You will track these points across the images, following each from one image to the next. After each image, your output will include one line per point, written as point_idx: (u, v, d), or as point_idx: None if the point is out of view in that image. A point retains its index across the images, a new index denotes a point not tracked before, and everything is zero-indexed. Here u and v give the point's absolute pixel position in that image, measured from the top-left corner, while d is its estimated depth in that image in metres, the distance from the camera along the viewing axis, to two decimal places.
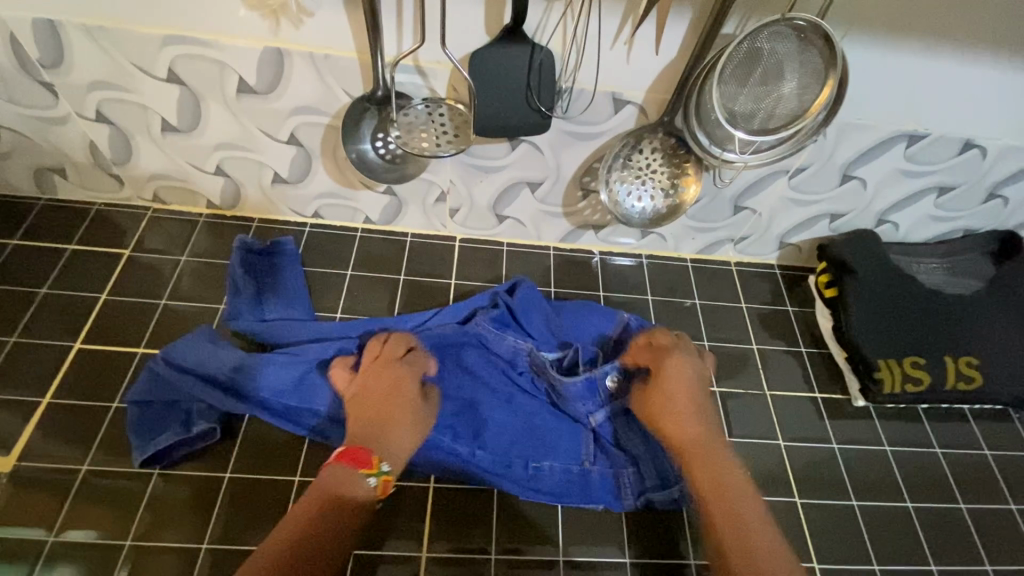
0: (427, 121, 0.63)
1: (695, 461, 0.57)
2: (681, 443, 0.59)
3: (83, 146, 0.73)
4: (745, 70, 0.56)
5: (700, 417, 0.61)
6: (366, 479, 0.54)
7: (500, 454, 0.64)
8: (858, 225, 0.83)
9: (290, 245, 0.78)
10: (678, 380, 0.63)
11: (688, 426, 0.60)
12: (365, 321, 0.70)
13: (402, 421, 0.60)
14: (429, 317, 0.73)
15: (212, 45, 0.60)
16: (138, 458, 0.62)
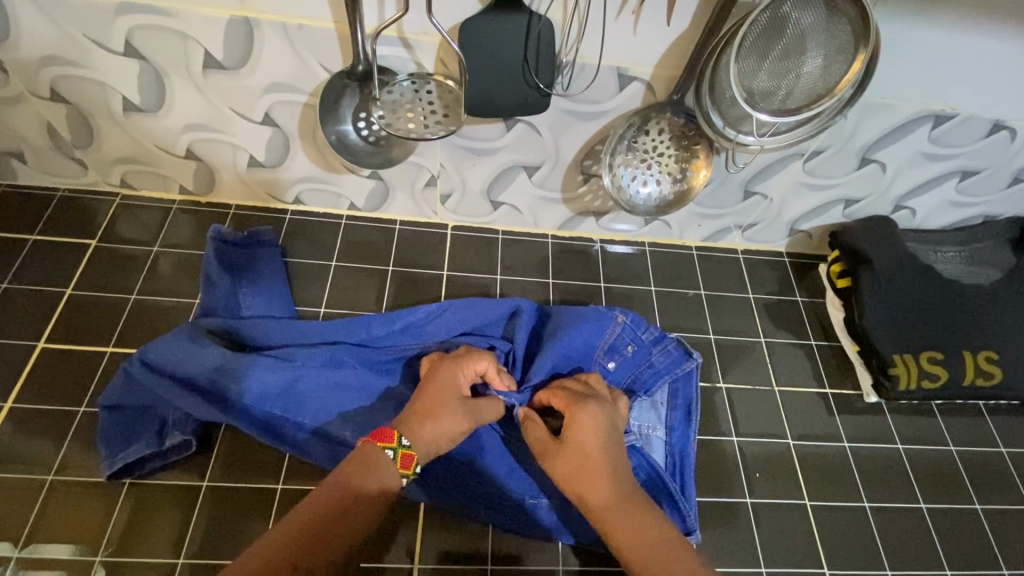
0: (413, 100, 0.57)
1: (622, 524, 0.48)
2: (603, 505, 0.49)
3: (40, 128, 0.67)
4: (765, 43, 0.51)
5: (619, 469, 0.51)
6: (383, 450, 0.49)
7: (494, 484, 0.60)
8: (873, 211, 0.79)
9: (268, 235, 0.73)
10: (591, 427, 0.53)
11: (604, 484, 0.50)
12: (347, 325, 0.65)
13: (450, 410, 0.54)
14: (420, 319, 0.67)
15: (173, 14, 0.54)
16: (106, 471, 0.58)
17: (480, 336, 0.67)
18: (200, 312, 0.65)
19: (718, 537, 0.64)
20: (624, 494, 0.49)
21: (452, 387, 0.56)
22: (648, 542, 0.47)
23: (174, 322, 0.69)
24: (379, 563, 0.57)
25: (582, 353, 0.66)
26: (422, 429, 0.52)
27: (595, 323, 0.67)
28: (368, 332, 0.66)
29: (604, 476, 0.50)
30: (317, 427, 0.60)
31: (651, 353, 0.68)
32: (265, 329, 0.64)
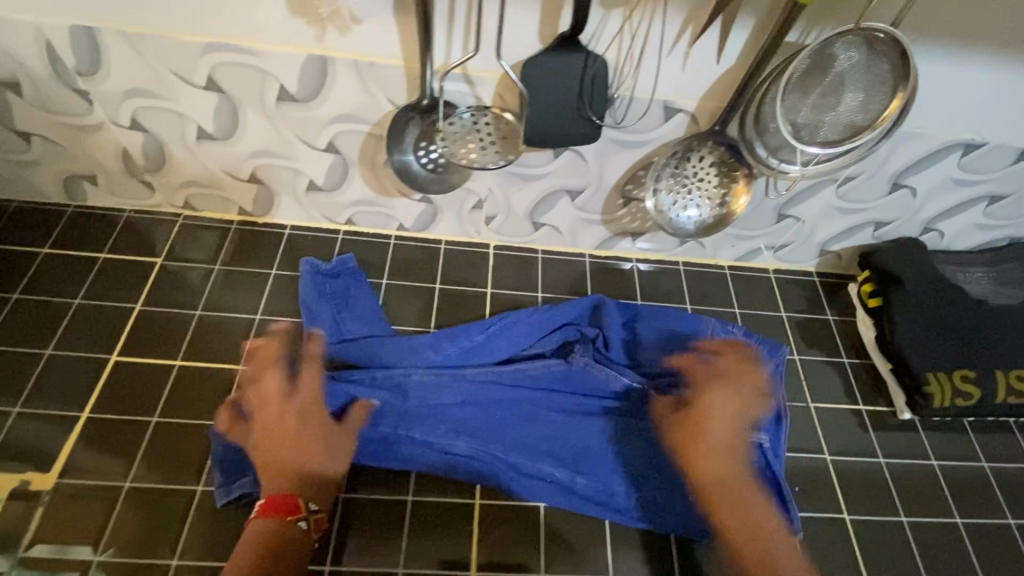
0: (468, 132, 0.61)
1: (722, 503, 0.60)
2: (712, 483, 0.61)
3: (115, 154, 0.71)
4: (809, 80, 0.54)
5: (737, 458, 0.62)
6: (293, 523, 0.53)
7: (587, 473, 0.68)
8: (902, 233, 0.82)
9: (350, 261, 0.76)
10: (721, 414, 0.65)
11: (715, 460, 0.62)
12: (445, 336, 0.73)
13: (333, 452, 0.60)
14: (519, 322, 0.75)
15: (255, 52, 0.58)
16: (221, 499, 0.60)
17: (555, 337, 0.75)
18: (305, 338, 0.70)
19: None
20: (732, 476, 0.61)
21: (315, 428, 0.60)
22: (743, 515, 0.59)
23: (236, 338, 0.72)
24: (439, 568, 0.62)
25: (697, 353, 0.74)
26: (320, 484, 0.57)
27: (688, 328, 0.75)
28: (491, 340, 0.74)
29: (713, 458, 0.62)
30: (437, 438, 0.67)
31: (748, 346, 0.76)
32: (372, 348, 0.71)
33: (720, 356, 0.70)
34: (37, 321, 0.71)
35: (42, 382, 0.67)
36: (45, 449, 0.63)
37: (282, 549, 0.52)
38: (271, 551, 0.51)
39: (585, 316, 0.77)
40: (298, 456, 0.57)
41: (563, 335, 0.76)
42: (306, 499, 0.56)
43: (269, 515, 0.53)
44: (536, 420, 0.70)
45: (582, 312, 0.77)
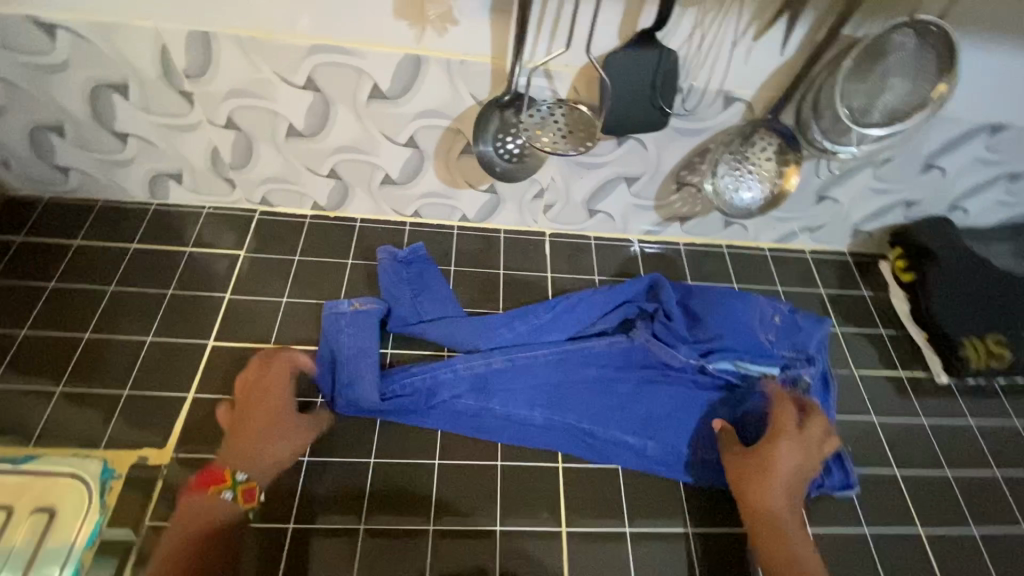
0: (544, 122, 0.66)
1: (777, 535, 0.59)
2: (764, 511, 0.61)
3: (205, 153, 0.76)
4: (864, 68, 0.61)
5: (786, 495, 0.61)
6: (219, 493, 0.58)
7: (651, 440, 0.71)
8: (931, 212, 0.88)
9: (422, 249, 0.82)
10: (785, 456, 0.63)
11: (773, 498, 0.61)
12: (512, 317, 0.78)
13: (276, 437, 0.62)
14: (579, 304, 0.80)
15: (355, 53, 0.64)
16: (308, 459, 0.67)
17: (615, 315, 0.80)
18: (390, 319, 0.77)
19: (821, 502, 0.71)
20: (782, 513, 0.61)
21: (264, 411, 0.64)
22: (804, 556, 0.58)
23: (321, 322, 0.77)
24: (532, 526, 0.65)
25: (750, 327, 0.78)
26: (257, 460, 0.61)
27: (740, 303, 0.79)
28: (556, 319, 0.79)
29: (774, 495, 0.61)
30: (513, 408, 0.72)
31: (796, 318, 0.80)
32: (449, 329, 0.76)
33: (814, 411, 0.67)
34: (135, 311, 0.76)
35: (146, 367, 0.72)
36: (157, 426, 0.68)
37: (218, 519, 0.57)
38: (202, 521, 0.57)
39: (642, 295, 0.81)
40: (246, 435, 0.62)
41: (622, 313, 0.80)
42: (235, 470, 0.59)
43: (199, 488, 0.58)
44: (602, 392, 0.74)
45: (640, 290, 0.81)
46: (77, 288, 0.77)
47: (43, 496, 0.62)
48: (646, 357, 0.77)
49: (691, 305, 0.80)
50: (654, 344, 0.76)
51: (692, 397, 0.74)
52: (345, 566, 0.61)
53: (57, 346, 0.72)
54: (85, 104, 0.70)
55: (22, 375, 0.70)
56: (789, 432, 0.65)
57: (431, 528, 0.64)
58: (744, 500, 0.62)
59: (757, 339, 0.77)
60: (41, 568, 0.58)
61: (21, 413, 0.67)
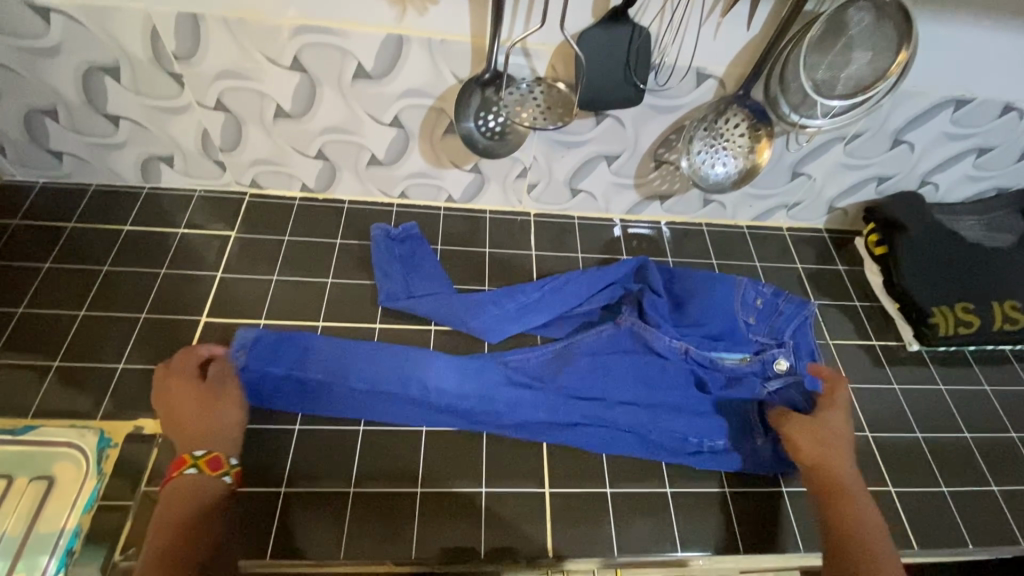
0: (524, 99, 0.69)
1: (839, 498, 0.61)
2: (820, 470, 0.63)
3: (195, 135, 0.78)
4: (827, 42, 0.65)
5: (848, 461, 0.64)
6: (183, 473, 0.58)
7: (638, 420, 0.72)
8: (903, 187, 0.91)
9: (415, 228, 0.85)
10: (836, 429, 0.66)
11: (838, 463, 0.63)
12: (497, 295, 0.81)
13: (212, 416, 0.63)
14: (566, 283, 0.82)
15: (340, 33, 0.66)
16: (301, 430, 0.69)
17: (604, 296, 0.83)
18: (381, 294, 0.80)
19: None
20: (845, 477, 0.63)
21: (186, 403, 0.63)
22: (861, 512, 0.59)
23: (313, 298, 0.80)
24: (516, 487, 0.68)
25: (731, 309, 0.81)
26: (205, 434, 0.61)
27: (723, 288, 0.81)
28: (545, 299, 0.81)
29: (840, 461, 0.63)
30: (502, 399, 0.72)
31: (778, 303, 0.82)
32: (437, 304, 0.79)
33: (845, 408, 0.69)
34: (129, 290, 0.78)
35: (140, 343, 0.74)
36: (152, 398, 0.70)
37: (199, 489, 0.58)
38: (178, 500, 0.57)
39: (628, 277, 0.84)
40: (185, 426, 0.62)
41: (612, 292, 0.83)
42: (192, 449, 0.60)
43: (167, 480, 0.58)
44: (600, 377, 0.75)
45: (627, 272, 0.84)
46: (72, 269, 0.79)
47: (44, 465, 0.64)
48: (633, 346, 0.78)
49: (676, 288, 0.83)
50: (639, 323, 0.79)
51: (681, 382, 0.76)
52: (335, 525, 0.63)
53: (53, 323, 0.74)
54: (77, 88, 0.72)
55: (20, 351, 0.72)
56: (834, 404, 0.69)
57: (419, 489, 0.67)
58: (815, 470, 0.64)
59: (734, 322, 0.80)
60: (42, 532, 0.61)
61: (17, 387, 0.69)
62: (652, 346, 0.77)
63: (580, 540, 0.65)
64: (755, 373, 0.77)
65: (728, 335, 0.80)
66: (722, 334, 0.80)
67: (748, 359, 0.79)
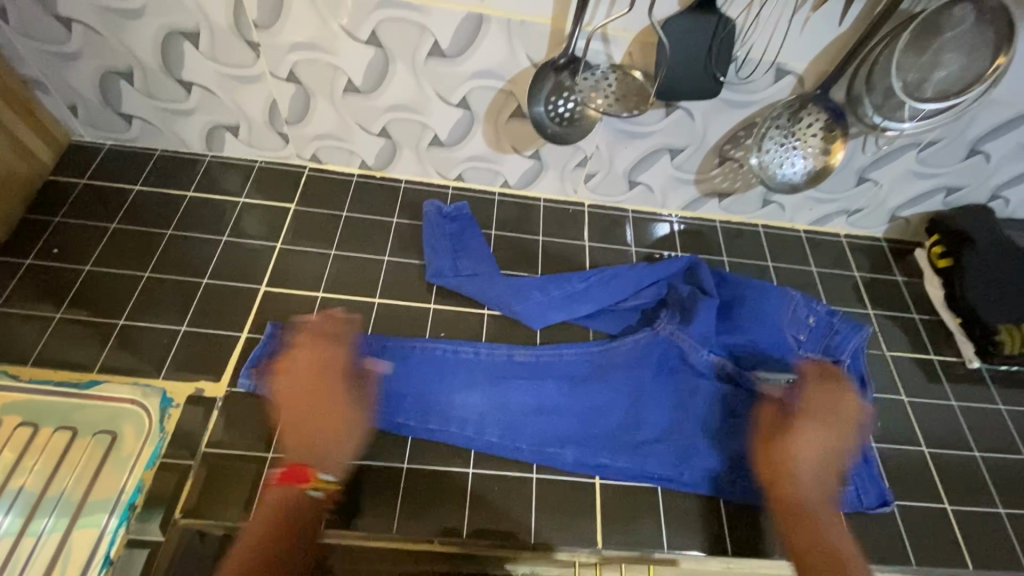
0: (598, 85, 0.69)
1: (798, 522, 0.60)
2: (782, 487, 0.63)
3: (265, 106, 0.79)
4: (921, 42, 0.63)
5: (815, 480, 0.62)
6: (304, 491, 0.59)
7: (668, 436, 0.71)
8: (971, 200, 0.88)
9: (466, 207, 0.86)
10: (808, 444, 0.64)
11: (800, 475, 0.63)
12: (539, 283, 0.79)
13: (339, 435, 0.62)
14: (613, 277, 0.81)
15: (420, 10, 0.66)
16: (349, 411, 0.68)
17: (649, 292, 0.81)
18: (428, 270, 0.81)
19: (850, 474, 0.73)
20: (807, 497, 0.62)
21: (321, 414, 0.63)
22: (809, 535, 0.59)
23: (370, 274, 0.81)
24: (565, 476, 0.68)
25: (780, 326, 0.77)
26: (332, 453, 0.62)
27: (774, 301, 0.78)
28: (590, 289, 0.80)
29: (800, 474, 0.63)
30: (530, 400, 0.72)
31: (831, 321, 0.79)
32: (483, 285, 0.79)
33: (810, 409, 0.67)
34: (192, 255, 0.79)
35: (201, 307, 0.75)
36: (213, 362, 0.71)
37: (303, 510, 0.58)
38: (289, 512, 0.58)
39: (678, 276, 0.82)
40: (306, 423, 0.62)
41: (659, 290, 0.81)
42: (322, 470, 0.60)
43: (284, 485, 0.59)
44: (634, 390, 0.73)
45: (678, 271, 0.82)
46: (136, 231, 0.80)
47: (105, 423, 0.66)
48: (675, 355, 0.75)
49: (726, 293, 0.80)
50: (680, 330, 0.75)
51: (720, 399, 0.73)
52: (389, 499, 0.64)
53: (118, 282, 0.76)
54: (156, 52, 0.73)
55: (86, 308, 0.73)
56: (812, 412, 0.67)
57: (470, 470, 0.67)
58: (775, 488, 0.63)
59: (783, 340, 0.76)
60: (100, 491, 0.62)
61: (83, 343, 0.71)
62: (689, 359, 0.74)
63: (628, 533, 0.66)
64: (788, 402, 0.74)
65: (777, 353, 0.76)
66: (771, 351, 0.76)
67: (791, 381, 0.75)
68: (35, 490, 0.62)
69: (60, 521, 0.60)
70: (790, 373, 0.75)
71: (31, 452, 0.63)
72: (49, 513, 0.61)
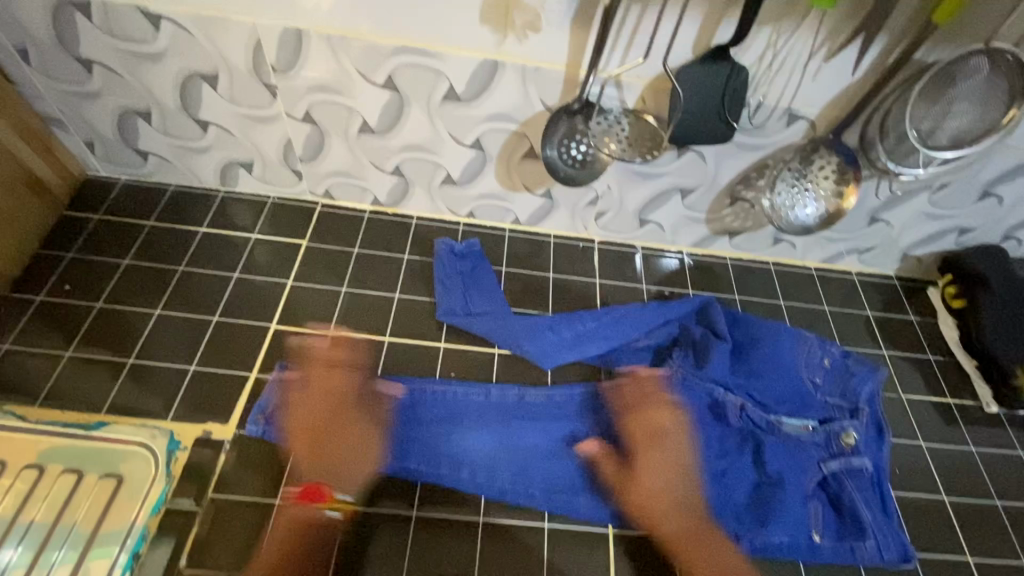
0: (611, 129, 0.69)
1: (690, 551, 0.65)
2: (651, 518, 0.67)
3: (279, 145, 0.80)
4: (935, 93, 0.63)
5: (683, 510, 0.66)
6: (321, 510, 0.64)
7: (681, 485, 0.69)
8: (984, 240, 0.88)
9: (476, 245, 0.86)
10: (654, 474, 0.67)
11: (652, 502, 0.67)
12: (549, 321, 0.79)
13: (352, 465, 0.66)
14: (624, 316, 0.80)
15: (437, 56, 0.66)
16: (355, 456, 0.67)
17: (661, 332, 0.80)
18: (439, 308, 0.80)
19: None
20: (687, 525, 0.65)
21: (337, 440, 0.68)
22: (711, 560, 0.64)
23: (381, 312, 0.80)
24: (578, 525, 0.67)
25: (795, 369, 0.76)
26: (348, 480, 0.66)
27: (789, 342, 0.77)
28: (600, 329, 0.79)
29: (647, 501, 0.67)
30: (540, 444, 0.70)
31: (847, 363, 0.78)
32: (494, 325, 0.79)
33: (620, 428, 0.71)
34: (204, 291, 0.79)
35: (210, 345, 0.75)
36: (221, 402, 0.70)
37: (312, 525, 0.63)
38: (298, 530, 0.62)
39: (690, 316, 0.81)
40: (327, 449, 0.67)
41: (671, 330, 0.80)
42: (333, 491, 0.65)
43: (299, 504, 0.64)
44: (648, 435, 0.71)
45: (689, 311, 0.81)
46: (148, 267, 0.80)
47: (114, 463, 0.64)
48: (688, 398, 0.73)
49: (737, 334, 0.79)
50: (693, 372, 0.74)
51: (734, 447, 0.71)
52: (397, 549, 0.63)
53: (129, 319, 0.76)
54: (175, 94, 0.74)
55: (95, 346, 0.73)
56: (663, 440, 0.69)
57: (481, 518, 0.66)
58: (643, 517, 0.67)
59: (799, 383, 0.75)
60: (114, 522, 0.61)
61: (91, 382, 0.70)
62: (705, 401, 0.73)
63: None
64: (806, 449, 0.71)
65: (795, 399, 0.75)
66: (789, 396, 0.75)
67: (811, 428, 0.73)
68: (45, 523, 0.60)
69: (73, 554, 0.59)
70: (809, 418, 0.74)
71: (39, 489, 0.62)
72: (60, 546, 0.59)
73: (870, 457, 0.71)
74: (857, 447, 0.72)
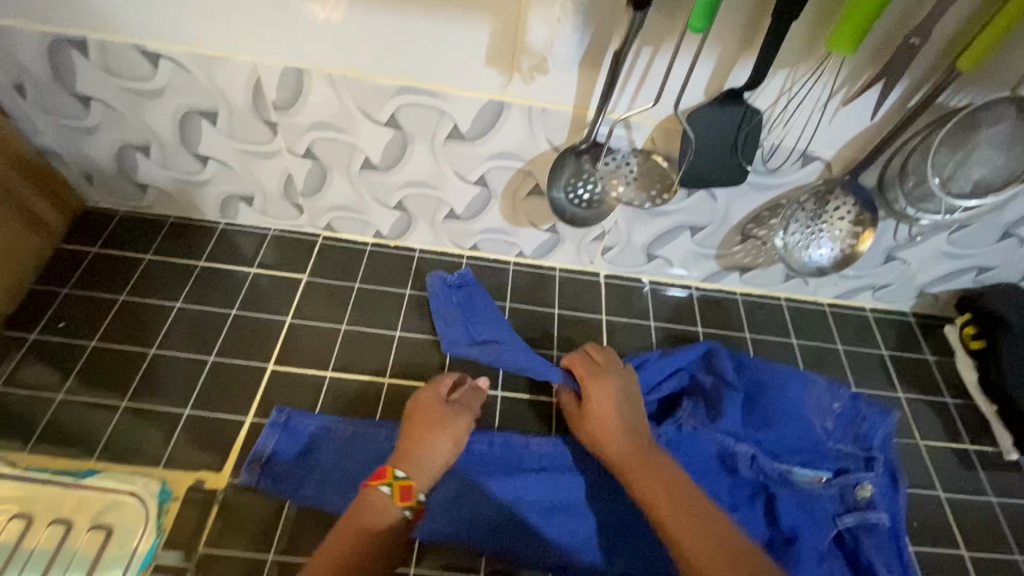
0: (619, 169, 0.68)
1: (640, 474, 0.60)
2: (610, 450, 0.63)
3: (280, 179, 0.78)
4: (958, 138, 0.60)
5: (627, 430, 0.64)
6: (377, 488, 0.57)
7: None
8: (1004, 277, 0.85)
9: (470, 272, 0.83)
10: (601, 401, 0.67)
11: (604, 430, 0.65)
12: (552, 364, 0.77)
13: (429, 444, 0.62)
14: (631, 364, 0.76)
15: (441, 96, 0.65)
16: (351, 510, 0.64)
17: (670, 381, 0.76)
18: (444, 341, 0.78)
19: None
20: (636, 449, 0.62)
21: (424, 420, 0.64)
22: (661, 479, 0.59)
23: (381, 351, 0.78)
24: None
25: (808, 417, 0.73)
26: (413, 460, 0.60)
27: (800, 389, 0.75)
28: None
29: (599, 427, 0.65)
30: (545, 499, 0.67)
31: (860, 408, 0.75)
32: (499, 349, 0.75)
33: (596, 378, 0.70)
34: (200, 328, 0.77)
35: (206, 386, 0.73)
36: (215, 448, 0.68)
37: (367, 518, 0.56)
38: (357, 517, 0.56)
39: (696, 363, 0.78)
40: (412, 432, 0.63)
41: (680, 378, 0.77)
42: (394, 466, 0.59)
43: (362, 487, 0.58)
44: None
45: (695, 359, 0.78)
46: (145, 302, 0.79)
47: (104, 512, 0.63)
48: (699, 451, 0.71)
49: (749, 381, 0.76)
50: (704, 422, 0.71)
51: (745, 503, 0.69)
52: None
53: (124, 358, 0.74)
54: (174, 129, 0.73)
55: (89, 386, 0.71)
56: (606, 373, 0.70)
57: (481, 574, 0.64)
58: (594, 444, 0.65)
59: (812, 432, 0.73)
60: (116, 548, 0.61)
61: (84, 425, 0.68)
62: (716, 454, 0.71)
63: None
64: (824, 506, 0.69)
65: (809, 449, 0.72)
66: (802, 446, 0.72)
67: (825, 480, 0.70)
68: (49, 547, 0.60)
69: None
70: (824, 471, 0.71)
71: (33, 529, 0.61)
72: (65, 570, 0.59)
73: (887, 512, 0.69)
74: (874, 501, 0.69)
